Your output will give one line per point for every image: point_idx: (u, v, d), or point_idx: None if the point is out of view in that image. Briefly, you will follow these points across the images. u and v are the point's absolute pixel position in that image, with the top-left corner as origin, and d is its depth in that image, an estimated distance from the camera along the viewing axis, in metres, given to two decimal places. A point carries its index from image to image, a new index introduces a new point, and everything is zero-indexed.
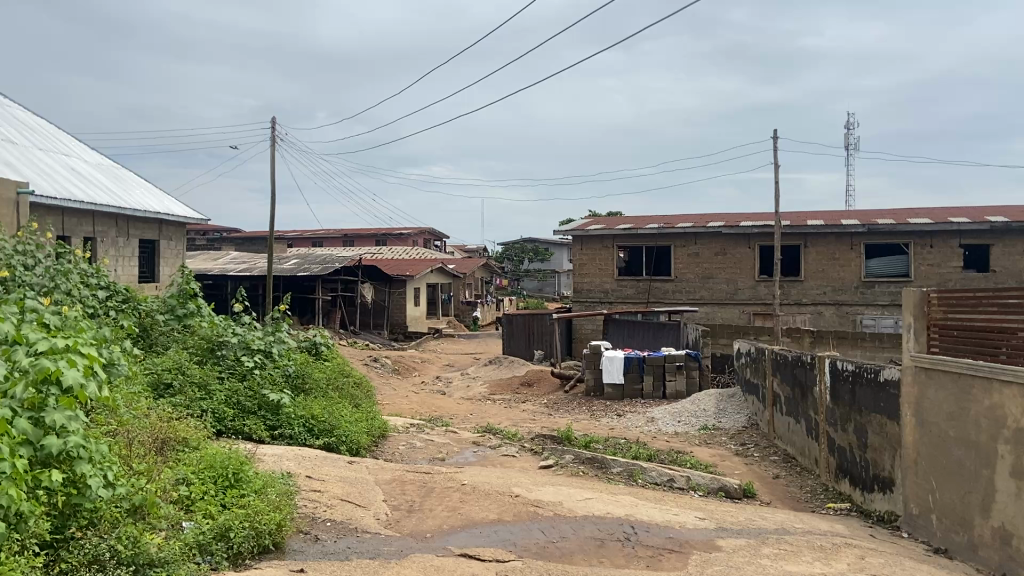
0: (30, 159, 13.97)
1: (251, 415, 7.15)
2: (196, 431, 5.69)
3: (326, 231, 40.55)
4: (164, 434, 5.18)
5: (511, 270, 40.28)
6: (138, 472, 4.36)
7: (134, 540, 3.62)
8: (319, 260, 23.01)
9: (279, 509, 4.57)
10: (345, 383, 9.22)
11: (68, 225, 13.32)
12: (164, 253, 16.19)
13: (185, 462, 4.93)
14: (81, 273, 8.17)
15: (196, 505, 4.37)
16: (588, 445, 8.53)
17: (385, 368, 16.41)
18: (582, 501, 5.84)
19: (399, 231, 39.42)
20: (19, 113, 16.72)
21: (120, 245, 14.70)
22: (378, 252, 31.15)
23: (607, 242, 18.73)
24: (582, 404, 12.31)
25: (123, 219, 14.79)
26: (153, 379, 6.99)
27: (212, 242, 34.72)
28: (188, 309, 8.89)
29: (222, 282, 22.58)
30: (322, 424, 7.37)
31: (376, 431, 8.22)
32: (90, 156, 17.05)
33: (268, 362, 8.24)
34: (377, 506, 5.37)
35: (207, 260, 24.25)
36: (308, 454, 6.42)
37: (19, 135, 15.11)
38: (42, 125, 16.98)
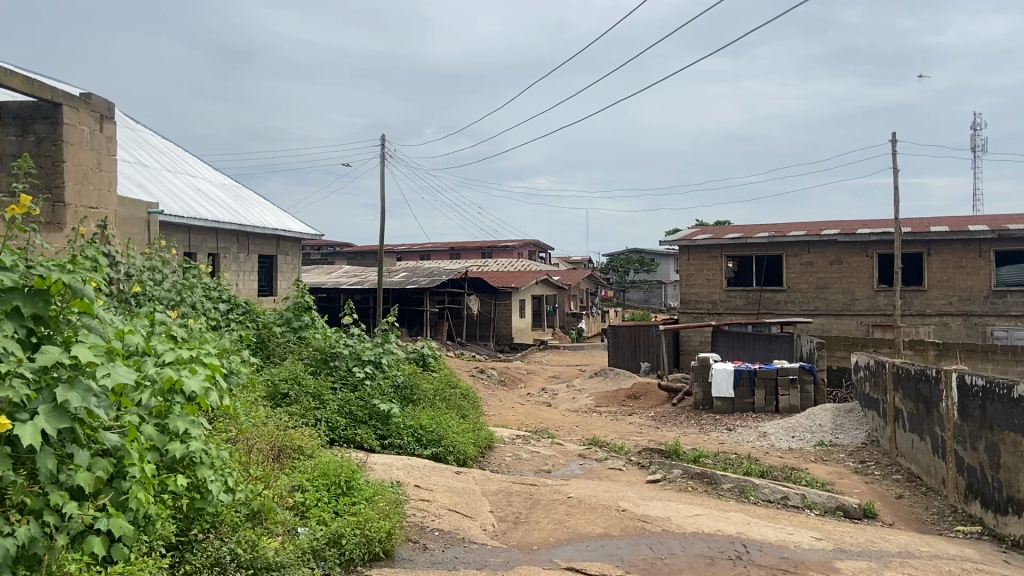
0: (159, 180, 14.96)
1: (362, 425, 7.39)
2: (311, 440, 5.92)
3: (433, 244, 41.45)
4: (281, 442, 5.42)
5: (616, 281, 40.15)
6: (257, 478, 4.58)
7: (252, 544, 3.83)
8: (426, 273, 23.53)
9: (388, 517, 4.69)
10: (452, 394, 9.39)
11: (194, 242, 14.16)
12: (281, 267, 16.95)
13: (301, 468, 5.15)
14: (205, 287, 8.69)
15: (310, 511, 4.54)
16: (698, 460, 8.35)
17: (491, 379, 16.58)
18: (691, 517, 5.71)
19: (505, 244, 40.01)
20: (150, 138, 17.93)
21: (241, 261, 15.50)
22: (483, 265, 31.51)
23: (715, 251, 18.34)
24: (690, 418, 12.05)
25: (243, 236, 15.59)
26: (271, 389, 7.30)
27: (326, 257, 36.03)
28: (303, 321, 9.30)
29: (335, 295, 23.42)
30: (430, 434, 7.54)
31: (483, 441, 8.32)
32: (213, 176, 18.07)
33: (378, 373, 8.48)
34: (484, 517, 5.42)
35: (320, 274, 25.17)
36: (417, 463, 6.56)
37: (149, 158, 16.18)
38: (170, 149, 18.17)
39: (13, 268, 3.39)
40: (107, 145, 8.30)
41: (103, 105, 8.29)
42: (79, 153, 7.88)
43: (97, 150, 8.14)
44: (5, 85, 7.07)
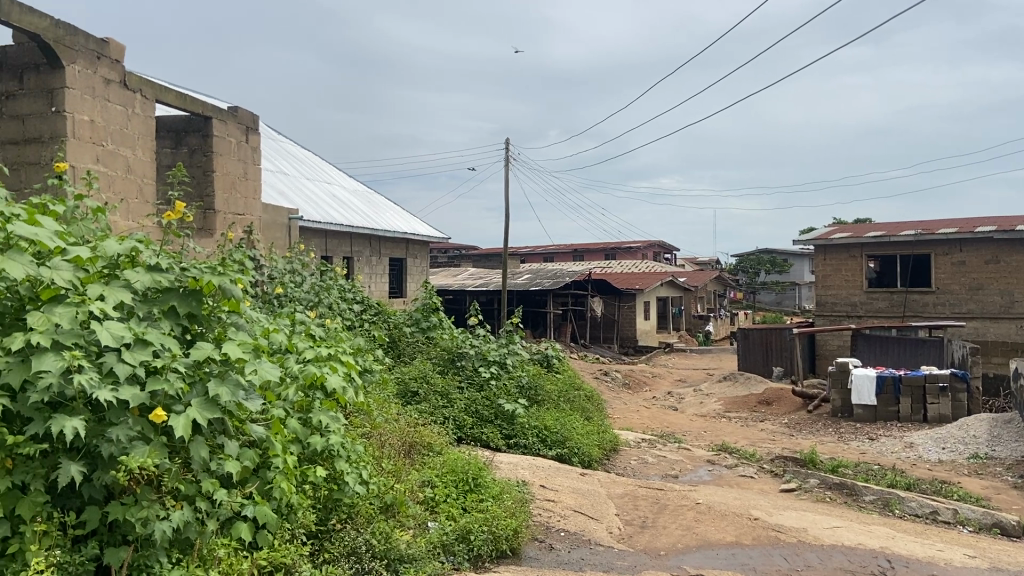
0: (298, 188, 15.76)
1: (488, 424, 7.50)
2: (440, 437, 6.06)
3: (557, 246, 41.59)
4: (412, 438, 5.58)
5: (746, 283, 39.06)
6: (390, 472, 4.74)
7: (386, 535, 3.95)
8: (550, 274, 23.63)
9: (515, 515, 4.73)
10: (576, 396, 9.38)
11: (330, 246, 14.77)
12: (410, 270, 17.47)
13: (430, 465, 5.29)
14: (340, 288, 9.08)
15: (439, 506, 4.64)
16: (836, 470, 7.95)
17: (615, 382, 16.45)
18: (828, 529, 5.45)
19: (630, 245, 39.61)
20: (290, 147, 18.93)
21: (373, 263, 16.08)
22: (608, 266, 31.33)
23: (855, 251, 17.49)
24: (828, 426, 11.50)
25: (375, 239, 16.17)
26: (402, 386, 7.53)
27: (453, 260, 36.90)
28: (431, 321, 9.53)
29: (462, 297, 23.91)
30: (555, 435, 7.56)
31: (609, 444, 8.25)
32: (347, 182, 18.87)
33: (503, 373, 8.58)
34: (610, 519, 5.37)
35: (447, 276, 25.77)
36: (542, 464, 6.58)
37: (290, 167, 17.08)
38: (308, 157, 19.12)
39: (170, 270, 3.67)
40: (252, 155, 8.84)
41: (248, 118, 8.83)
42: (226, 163, 8.41)
43: (244, 160, 8.69)
44: (160, 101, 7.64)
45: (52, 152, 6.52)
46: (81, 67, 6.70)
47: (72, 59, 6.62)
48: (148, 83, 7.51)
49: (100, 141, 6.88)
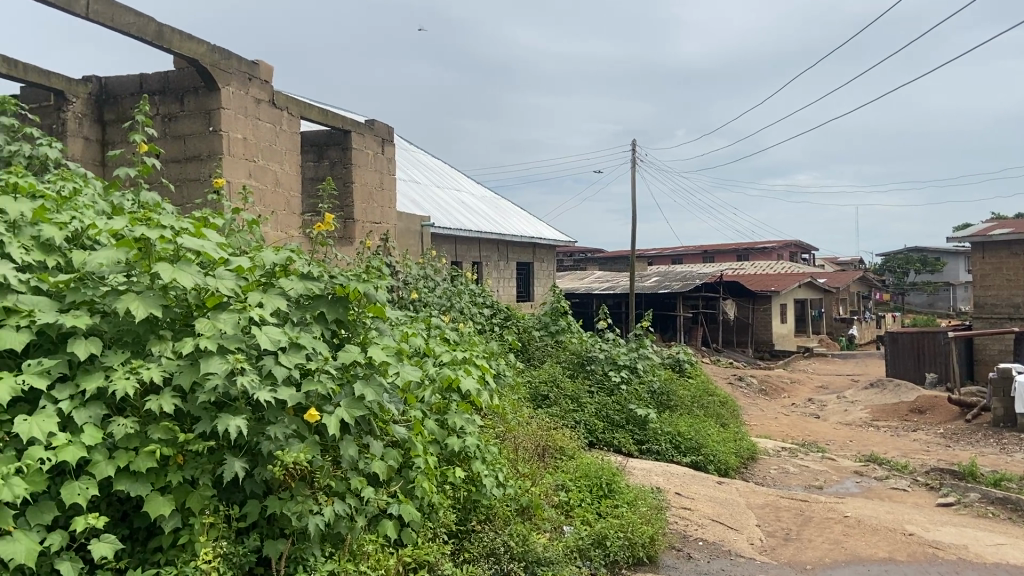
0: (429, 196, 16.22)
1: (620, 429, 7.45)
2: (572, 441, 6.07)
3: (687, 248, 40.75)
4: (546, 441, 5.62)
5: (894, 284, 36.86)
6: (525, 475, 4.79)
7: (523, 538, 4.00)
8: (680, 277, 23.17)
9: (651, 522, 4.67)
10: (711, 402, 9.15)
11: (459, 252, 15.10)
12: (537, 274, 17.60)
13: (564, 469, 5.31)
14: (471, 293, 9.27)
15: (575, 511, 4.64)
16: (1000, 484, 7.36)
17: (751, 388, 15.92)
18: (993, 547, 5.05)
19: (764, 245, 38.26)
20: (421, 157, 19.52)
21: (501, 268, 16.30)
22: (741, 268, 30.39)
23: (1017, 248, 16.13)
24: (989, 437, 10.67)
25: (503, 244, 16.40)
26: (533, 390, 7.60)
27: (580, 263, 36.88)
28: (560, 326, 9.52)
29: (590, 300, 23.85)
30: (689, 442, 7.41)
31: (746, 452, 8.00)
32: (476, 189, 19.24)
33: (634, 377, 8.49)
34: (750, 530, 5.20)
35: (575, 280, 25.77)
36: (677, 471, 6.46)
37: (421, 176, 17.60)
38: (438, 166, 19.64)
39: (319, 278, 3.87)
40: (387, 166, 9.19)
41: (384, 130, 9.19)
42: (365, 174, 8.78)
43: (380, 170, 9.05)
44: (305, 117, 8.06)
45: (210, 169, 7.01)
46: (234, 89, 7.16)
47: (227, 81, 7.09)
48: (293, 100, 7.95)
49: (251, 157, 7.33)
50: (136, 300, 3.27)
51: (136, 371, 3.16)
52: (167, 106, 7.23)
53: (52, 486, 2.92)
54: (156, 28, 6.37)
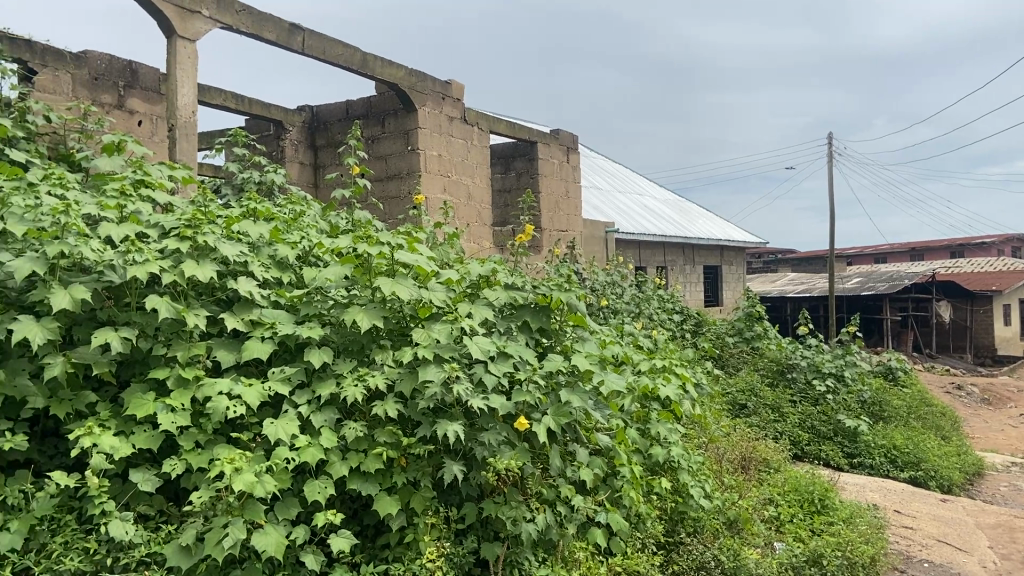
0: (613, 202, 16.20)
1: (827, 441, 7.05)
2: (776, 453, 5.82)
3: (890, 246, 37.91)
4: (749, 453, 5.42)
5: None
6: (731, 487, 4.66)
7: (734, 552, 3.90)
8: (884, 278, 21.57)
9: (871, 541, 4.38)
10: (929, 413, 8.43)
11: (644, 257, 14.87)
12: (726, 277, 17.06)
13: (771, 482, 5.11)
14: (661, 300, 9.16)
15: (785, 526, 4.45)
16: None
17: (973, 398, 14.50)
18: None
19: (982, 240, 34.80)
20: (603, 163, 19.56)
21: (688, 272, 15.93)
22: (955, 266, 27.80)
23: None
24: None
25: (689, 248, 16.04)
26: (730, 398, 7.37)
27: (770, 265, 35.35)
28: (755, 331, 9.11)
29: (783, 304, 22.77)
30: (906, 456, 6.87)
31: (972, 468, 7.29)
32: (659, 193, 19.00)
33: (840, 386, 7.99)
34: (984, 553, 4.74)
35: (765, 283, 24.73)
36: (893, 486, 6.00)
37: (605, 182, 17.64)
38: (620, 171, 19.61)
39: (522, 288, 3.97)
40: (573, 174, 9.31)
41: (569, 139, 9.32)
42: (551, 184, 8.94)
43: (566, 179, 9.19)
44: (494, 131, 8.33)
45: (410, 185, 7.40)
46: (430, 108, 7.52)
47: (423, 101, 7.47)
48: (484, 116, 8.24)
49: (446, 172, 7.67)
50: (360, 312, 3.50)
51: (363, 378, 3.38)
52: (371, 128, 7.72)
53: (296, 484, 3.20)
54: (361, 58, 6.83)
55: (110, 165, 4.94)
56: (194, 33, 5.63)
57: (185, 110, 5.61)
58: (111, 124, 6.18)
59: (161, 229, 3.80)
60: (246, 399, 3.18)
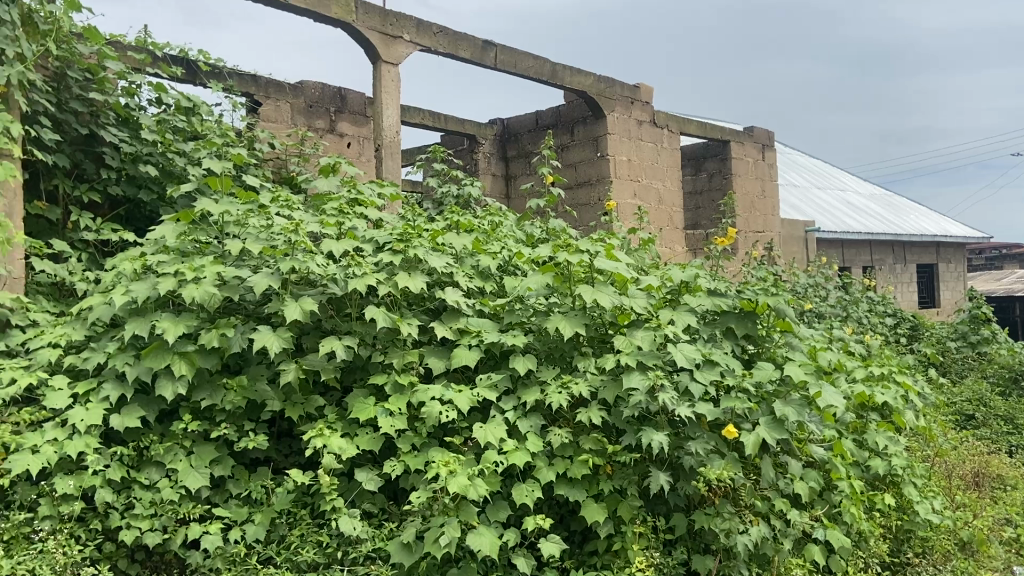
0: (811, 199, 15.33)
1: None
2: (1014, 469, 5.23)
3: None
4: (982, 468, 4.91)
5: None
6: (962, 505, 4.26)
7: None
8: None
9: None
10: None
11: (848, 256, 13.84)
12: (944, 276, 15.58)
13: (1009, 501, 4.60)
14: (870, 302, 8.54)
15: None
16: None
17: None
18: None
19: None
20: (800, 158, 18.58)
21: (899, 271, 14.69)
22: None
23: None
24: None
25: (899, 246, 14.82)
26: (954, 408, 6.72)
27: (995, 262, 31.93)
28: (983, 335, 8.18)
29: (1012, 305, 20.49)
30: None
31: None
32: (863, 188, 17.76)
33: None
34: None
35: (990, 281, 22.37)
36: None
37: (802, 179, 16.73)
38: (819, 166, 18.53)
39: (726, 293, 3.83)
40: (769, 172, 8.93)
41: (765, 136, 8.94)
42: (745, 184, 8.61)
43: (763, 178, 8.83)
44: (685, 132, 8.15)
45: (601, 191, 7.39)
46: (619, 113, 7.50)
47: (612, 107, 7.45)
48: (674, 117, 8.09)
49: (636, 177, 7.60)
50: (563, 320, 3.53)
51: (567, 386, 3.40)
52: (561, 137, 7.82)
53: (505, 487, 3.28)
54: (550, 68, 6.93)
55: (327, 185, 5.34)
56: (397, 57, 5.96)
57: (390, 130, 5.96)
58: (324, 147, 6.70)
59: (375, 244, 4.04)
60: (457, 404, 3.30)
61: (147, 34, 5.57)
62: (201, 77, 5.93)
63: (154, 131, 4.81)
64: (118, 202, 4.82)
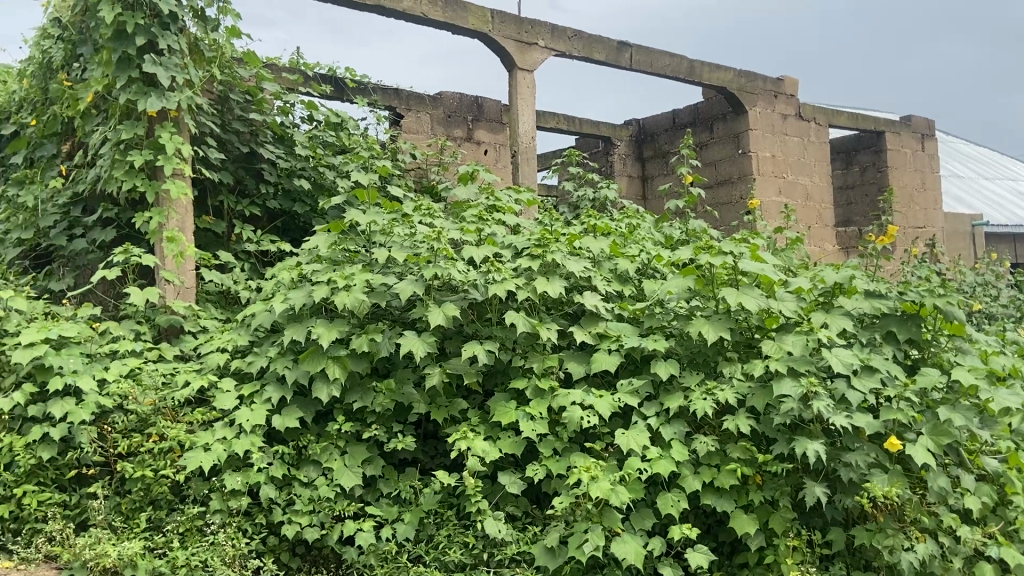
0: (977, 191, 14.20)
1: None
2: None
3: None
4: None
5: None
6: None
7: None
8: None
9: None
10: None
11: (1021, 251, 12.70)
12: None
13: None
14: None
15: None
16: None
17: None
18: None
19: None
20: (962, 147, 17.27)
21: None
22: None
23: None
24: None
25: None
26: None
27: None
28: None
29: None
30: None
31: None
32: None
33: None
34: None
35: None
36: None
37: (966, 168, 15.53)
38: (985, 154, 17.14)
39: (885, 295, 3.61)
40: (929, 163, 8.35)
41: (924, 125, 8.37)
42: (902, 176, 8.10)
43: (922, 169, 8.28)
44: (834, 125, 7.76)
45: (743, 190, 7.16)
46: (762, 108, 7.24)
47: (755, 102, 7.20)
48: (822, 109, 7.72)
49: (781, 174, 7.30)
50: (707, 325, 3.44)
51: (712, 392, 3.31)
52: (700, 135, 7.63)
53: (649, 495, 3.23)
54: (688, 65, 6.78)
55: (466, 193, 5.46)
56: (532, 63, 6.02)
57: (526, 136, 6.03)
58: (463, 155, 6.87)
59: (513, 249, 4.08)
60: (598, 410, 3.28)
61: (299, 55, 5.91)
62: (348, 93, 6.24)
63: (307, 147, 5.09)
64: (276, 214, 5.13)
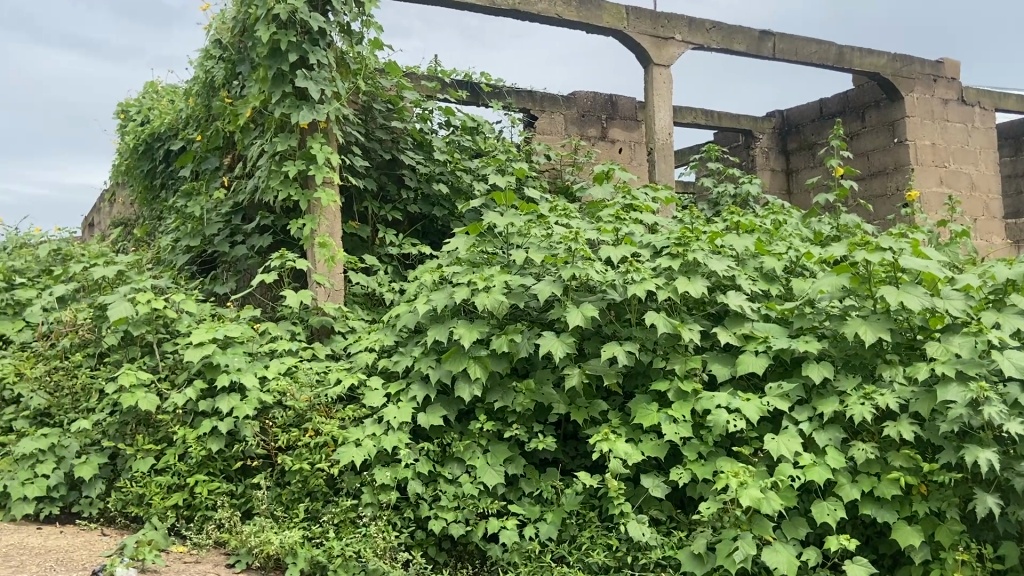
0: None
1: None
2: None
3: None
4: None
5: None
6: None
7: None
8: None
9: None
10: None
11: None
12: None
13: None
14: None
15: None
16: None
17: None
18: None
19: None
20: None
21: None
22: None
23: None
24: None
25: None
26: None
27: None
28: None
29: None
30: None
31: None
32: None
33: None
34: None
35: None
36: None
37: None
38: None
39: None
40: None
41: None
42: None
43: None
44: (1001, 108, 7.17)
45: (899, 181, 6.72)
46: (919, 94, 6.79)
47: (911, 87, 6.76)
48: (987, 92, 7.15)
49: (942, 163, 6.80)
50: (863, 325, 3.25)
51: (870, 396, 3.13)
52: (850, 125, 7.23)
53: (802, 503, 3.09)
54: (836, 52, 6.45)
55: (602, 193, 5.43)
56: (669, 58, 5.91)
57: (663, 132, 5.93)
58: (598, 155, 6.84)
59: (653, 249, 4.02)
60: (745, 413, 3.18)
61: (437, 63, 6.08)
62: (483, 98, 6.35)
63: (445, 152, 5.22)
64: (416, 218, 5.29)
